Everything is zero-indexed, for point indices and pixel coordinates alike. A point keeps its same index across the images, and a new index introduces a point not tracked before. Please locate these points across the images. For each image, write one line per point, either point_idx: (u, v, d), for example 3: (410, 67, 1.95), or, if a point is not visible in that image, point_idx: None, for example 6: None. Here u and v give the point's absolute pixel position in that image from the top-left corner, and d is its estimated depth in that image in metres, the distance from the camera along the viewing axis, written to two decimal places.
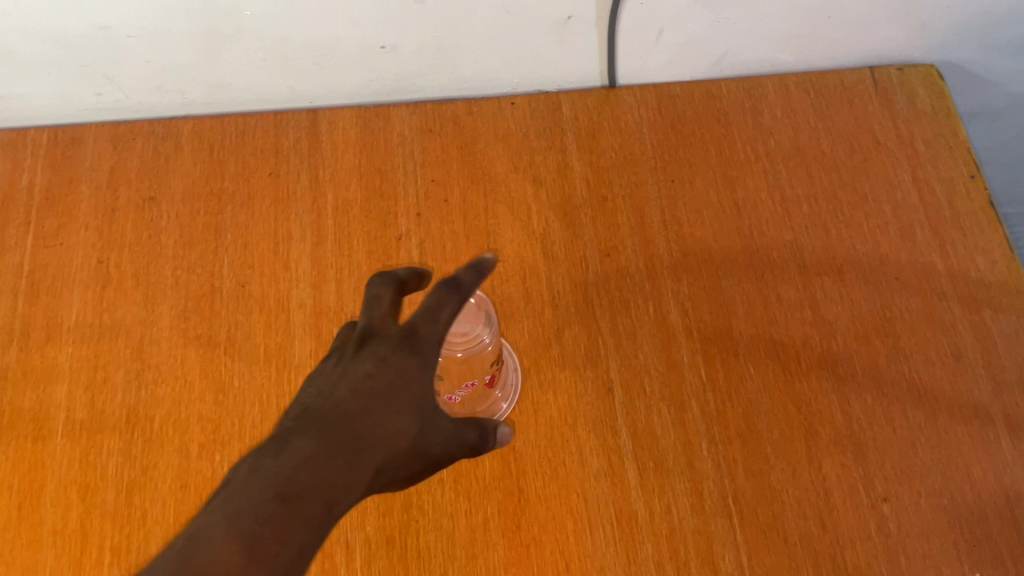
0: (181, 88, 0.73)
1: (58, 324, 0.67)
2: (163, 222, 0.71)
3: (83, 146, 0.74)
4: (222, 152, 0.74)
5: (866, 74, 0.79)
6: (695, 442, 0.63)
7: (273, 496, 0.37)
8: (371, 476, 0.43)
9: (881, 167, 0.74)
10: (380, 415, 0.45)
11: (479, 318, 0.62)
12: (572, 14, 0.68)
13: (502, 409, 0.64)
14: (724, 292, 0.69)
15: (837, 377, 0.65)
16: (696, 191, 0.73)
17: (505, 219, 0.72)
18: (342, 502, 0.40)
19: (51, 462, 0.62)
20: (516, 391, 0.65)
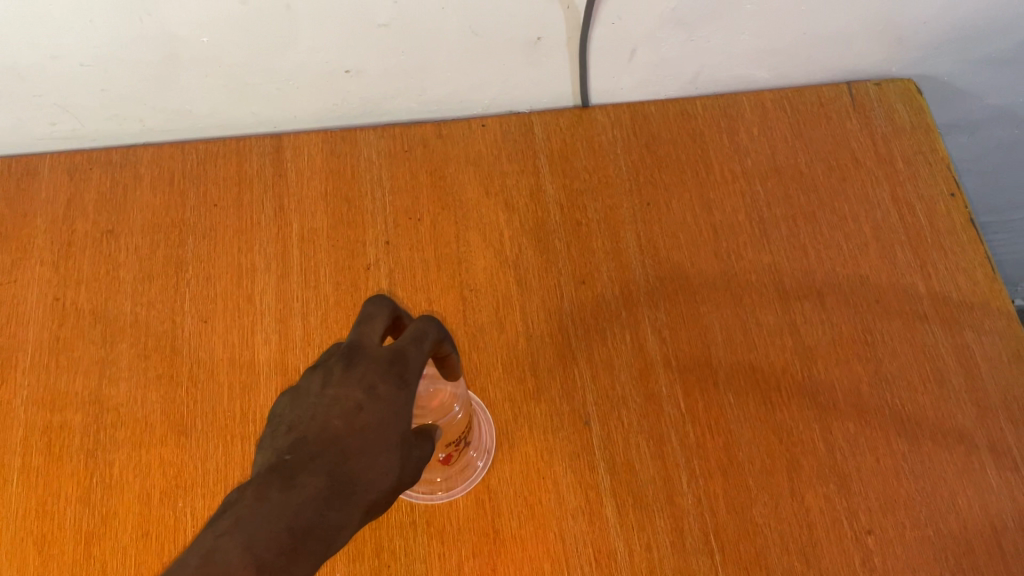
0: (139, 115, 0.70)
1: (11, 366, 0.64)
2: (122, 256, 0.68)
3: (37, 177, 0.71)
4: (183, 181, 0.71)
5: (843, 90, 0.77)
6: (675, 477, 0.61)
7: (286, 531, 0.37)
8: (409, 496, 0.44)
9: (860, 186, 0.73)
10: (378, 452, 0.42)
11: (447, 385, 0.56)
12: (541, 35, 0.66)
13: (478, 467, 0.62)
14: (702, 319, 0.67)
15: (819, 406, 0.64)
16: (672, 214, 0.71)
17: (477, 246, 0.70)
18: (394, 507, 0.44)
19: (5, 512, 0.59)
20: (491, 446, 0.62)
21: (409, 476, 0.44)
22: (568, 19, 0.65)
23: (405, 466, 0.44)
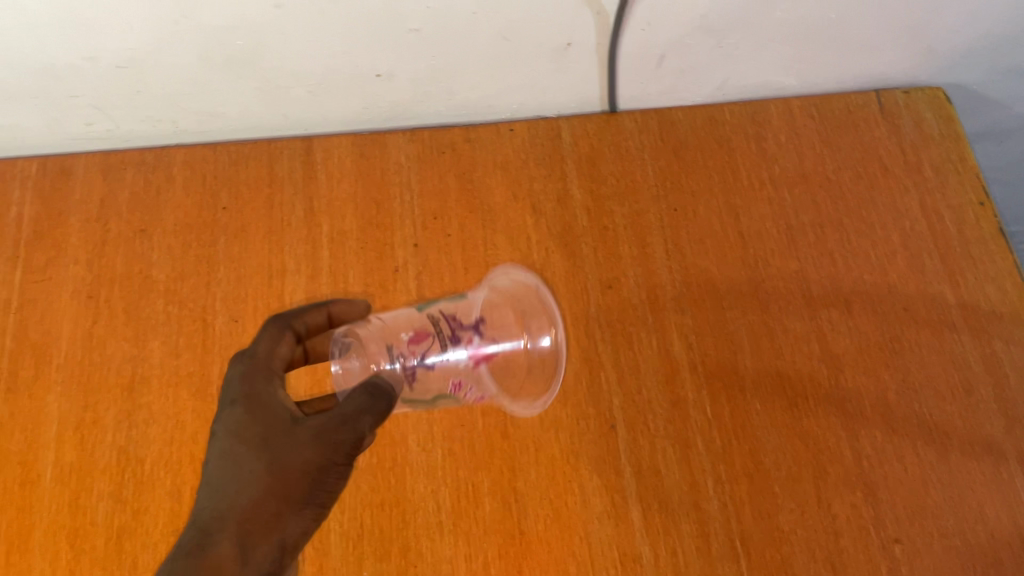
0: (172, 117, 0.71)
1: (46, 363, 0.65)
2: (155, 255, 0.69)
3: (72, 177, 0.72)
4: (215, 183, 0.72)
5: (871, 98, 0.77)
6: (701, 482, 0.61)
7: None
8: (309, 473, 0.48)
9: (888, 194, 0.73)
10: (235, 493, 0.47)
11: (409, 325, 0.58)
12: (571, 40, 0.67)
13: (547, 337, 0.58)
14: (729, 325, 0.67)
15: (845, 413, 0.64)
16: (700, 220, 0.72)
17: (504, 250, 0.70)
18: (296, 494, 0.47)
19: (39, 506, 0.60)
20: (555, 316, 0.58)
21: (292, 474, 0.47)
22: (598, 25, 0.65)
23: (289, 462, 0.48)
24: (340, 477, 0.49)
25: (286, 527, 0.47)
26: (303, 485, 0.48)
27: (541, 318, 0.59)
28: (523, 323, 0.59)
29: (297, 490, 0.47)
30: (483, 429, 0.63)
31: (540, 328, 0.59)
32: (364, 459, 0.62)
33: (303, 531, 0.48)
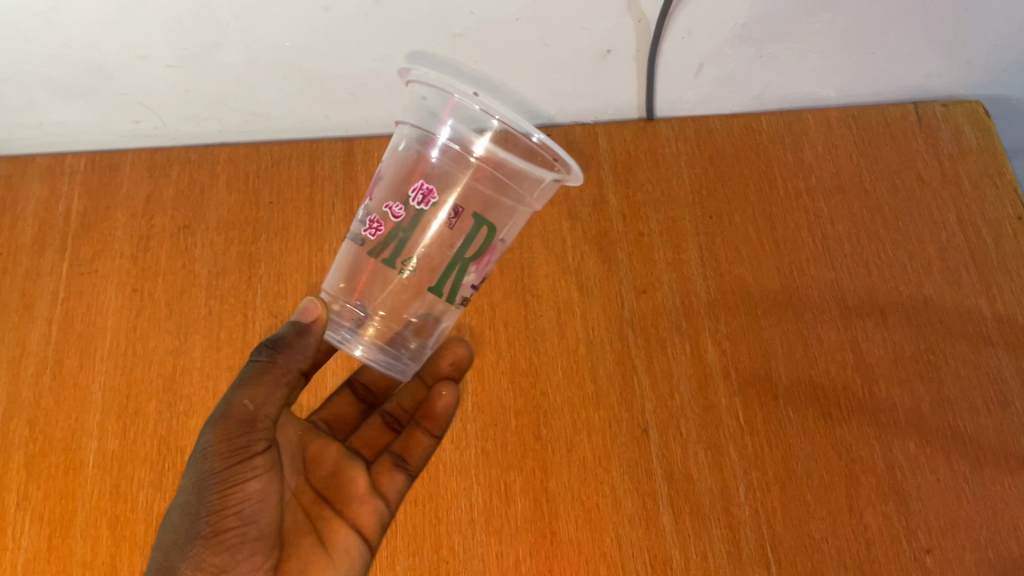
0: (218, 116, 0.72)
1: (90, 352, 0.67)
2: (198, 250, 0.71)
3: (120, 173, 0.74)
4: (257, 181, 0.74)
5: (909, 110, 0.77)
6: (732, 487, 0.62)
7: None
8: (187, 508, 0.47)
9: (925, 206, 0.73)
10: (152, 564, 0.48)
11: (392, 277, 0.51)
12: (610, 48, 0.67)
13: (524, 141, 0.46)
14: (763, 332, 0.67)
15: (878, 423, 0.64)
16: (735, 227, 0.72)
17: (540, 253, 0.71)
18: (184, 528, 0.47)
19: (81, 492, 0.62)
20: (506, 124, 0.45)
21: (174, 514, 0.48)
22: (638, 33, 0.65)
23: (176, 505, 0.48)
24: (224, 482, 0.47)
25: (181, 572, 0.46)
26: (187, 519, 0.47)
27: (428, 86, 0.47)
28: (438, 110, 0.47)
29: (184, 527, 0.47)
30: (516, 428, 0.64)
31: (443, 94, 0.47)
32: None
33: (207, 562, 0.46)
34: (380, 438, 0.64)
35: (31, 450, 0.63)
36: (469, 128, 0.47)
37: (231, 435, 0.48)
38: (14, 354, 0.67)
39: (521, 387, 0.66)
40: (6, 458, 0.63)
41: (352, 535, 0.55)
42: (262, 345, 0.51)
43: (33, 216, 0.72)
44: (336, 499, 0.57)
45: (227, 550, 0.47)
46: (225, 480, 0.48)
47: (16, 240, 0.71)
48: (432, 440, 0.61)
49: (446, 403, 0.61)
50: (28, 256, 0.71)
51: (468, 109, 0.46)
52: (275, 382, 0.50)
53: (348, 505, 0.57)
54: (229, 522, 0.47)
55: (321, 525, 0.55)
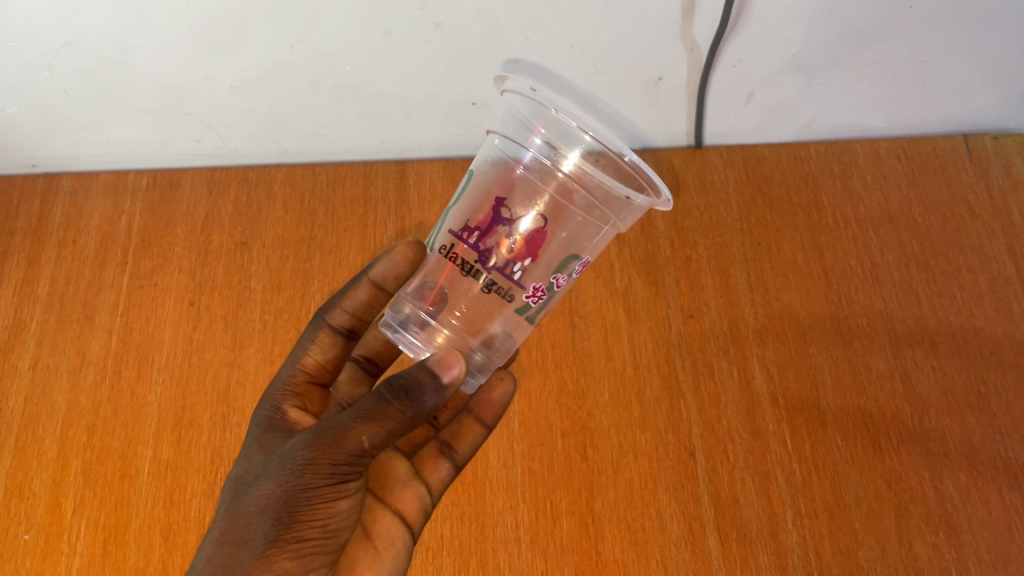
0: (276, 137, 0.74)
1: (148, 363, 0.68)
2: (253, 266, 0.72)
3: (181, 192, 0.76)
4: (313, 201, 0.76)
5: (959, 142, 0.77)
6: (780, 514, 0.61)
7: None
8: (293, 495, 0.44)
9: (975, 237, 0.72)
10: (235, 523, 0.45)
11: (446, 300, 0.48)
12: (662, 75, 0.68)
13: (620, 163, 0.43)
14: (811, 360, 0.67)
15: (928, 454, 0.63)
16: (783, 254, 0.72)
17: (588, 276, 0.72)
18: (287, 515, 0.44)
19: (136, 499, 0.63)
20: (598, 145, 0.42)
21: (272, 494, 0.44)
22: (690, 61, 0.66)
23: (253, 502, 0.45)
24: (315, 497, 0.44)
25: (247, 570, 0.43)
26: (268, 522, 0.44)
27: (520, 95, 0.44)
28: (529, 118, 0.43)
29: (260, 528, 0.44)
30: (563, 448, 0.64)
31: (538, 108, 0.43)
32: None
33: (280, 566, 0.43)
34: (417, 433, 0.62)
35: (89, 456, 0.65)
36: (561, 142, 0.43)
37: (337, 461, 0.45)
38: (75, 363, 0.69)
39: (568, 408, 0.66)
40: (64, 464, 0.64)
41: (395, 523, 0.52)
42: (396, 381, 0.46)
43: (96, 230, 0.75)
44: (375, 485, 0.54)
45: (306, 559, 0.44)
46: (319, 495, 0.45)
47: (78, 253, 0.74)
48: (484, 428, 0.59)
49: (503, 391, 0.60)
50: (90, 269, 0.73)
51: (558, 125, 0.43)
52: (397, 425, 0.46)
53: (391, 492, 0.53)
54: (311, 533, 0.44)
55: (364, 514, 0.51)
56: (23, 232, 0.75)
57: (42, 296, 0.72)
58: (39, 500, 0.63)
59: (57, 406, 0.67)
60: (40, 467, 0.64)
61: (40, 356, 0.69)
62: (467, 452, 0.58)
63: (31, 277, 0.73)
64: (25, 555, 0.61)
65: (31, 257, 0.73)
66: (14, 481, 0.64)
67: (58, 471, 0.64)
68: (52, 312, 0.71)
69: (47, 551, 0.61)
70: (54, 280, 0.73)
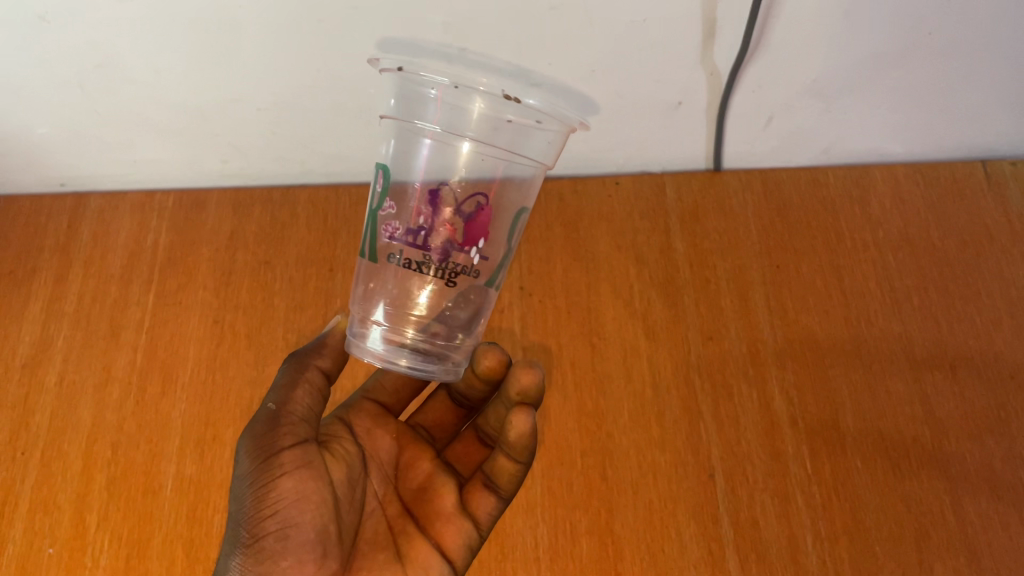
0: (301, 158, 0.76)
1: (172, 380, 0.69)
2: (277, 285, 0.74)
3: (206, 211, 0.78)
4: (336, 221, 0.77)
5: (977, 167, 0.78)
6: (799, 536, 0.61)
7: None
8: (242, 468, 0.49)
9: (993, 263, 0.73)
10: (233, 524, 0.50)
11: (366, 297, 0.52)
12: (682, 99, 0.69)
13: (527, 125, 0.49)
14: (830, 383, 0.68)
15: (949, 477, 0.63)
16: (802, 278, 0.73)
17: (607, 297, 0.73)
18: (242, 487, 0.49)
19: (159, 514, 0.63)
20: (502, 121, 0.48)
21: (234, 480, 0.50)
22: (711, 86, 0.67)
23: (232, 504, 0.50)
24: (254, 458, 0.49)
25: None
26: (232, 530, 0.48)
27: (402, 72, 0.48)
28: (417, 96, 0.49)
29: (229, 540, 0.48)
30: (583, 468, 0.65)
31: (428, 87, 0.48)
32: None
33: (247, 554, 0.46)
34: (474, 453, 0.63)
35: (113, 472, 0.65)
36: (455, 108, 0.48)
37: (254, 434, 0.50)
38: (100, 379, 0.70)
39: (588, 428, 0.66)
40: (88, 480, 0.65)
41: (435, 555, 0.55)
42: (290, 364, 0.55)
43: (124, 248, 0.76)
44: (421, 515, 0.57)
45: (269, 511, 0.47)
46: (257, 453, 0.49)
47: (105, 271, 0.75)
48: (516, 467, 0.57)
49: (519, 431, 0.55)
50: (117, 287, 0.74)
51: (451, 93, 0.48)
52: (289, 381, 0.54)
53: (434, 525, 0.56)
54: (265, 507, 0.47)
55: (402, 540, 0.55)
56: (51, 249, 0.76)
57: (69, 313, 0.73)
58: (63, 515, 0.64)
59: (82, 421, 0.68)
60: (64, 482, 0.65)
61: (66, 371, 0.70)
62: (509, 489, 0.58)
63: (58, 294, 0.74)
64: (49, 569, 0.61)
65: (58, 274, 0.75)
66: (39, 494, 0.65)
67: (82, 486, 0.65)
68: (79, 329, 0.72)
69: (71, 566, 0.62)
70: (80, 297, 0.74)
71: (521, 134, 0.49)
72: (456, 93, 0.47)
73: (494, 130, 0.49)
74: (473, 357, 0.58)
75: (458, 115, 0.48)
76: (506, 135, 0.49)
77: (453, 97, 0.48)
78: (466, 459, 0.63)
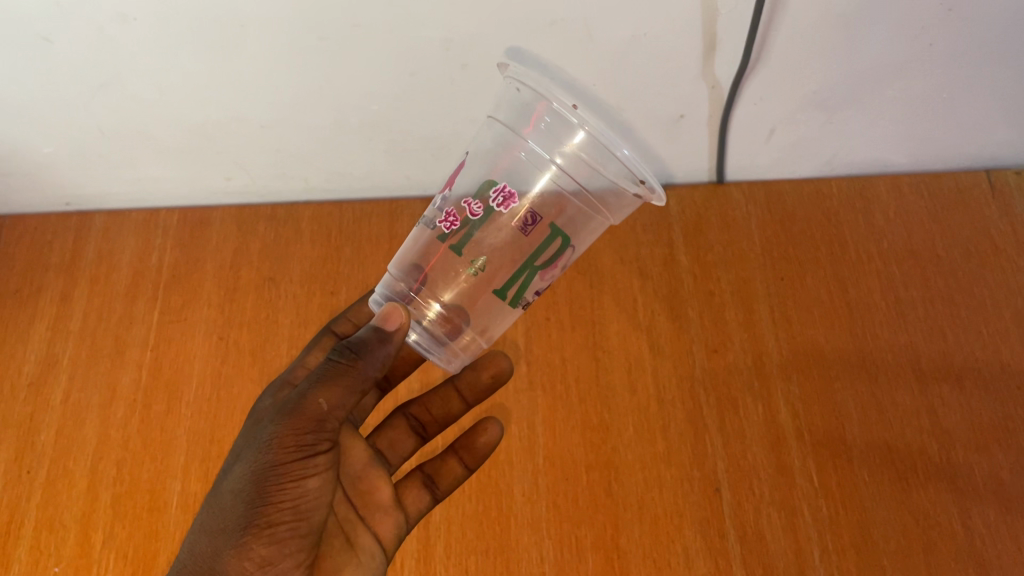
0: (305, 175, 0.76)
1: (177, 397, 0.69)
2: (281, 301, 0.74)
3: (211, 228, 0.78)
4: (340, 237, 0.77)
5: (981, 177, 0.77)
6: (807, 550, 0.61)
7: None
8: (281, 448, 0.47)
9: (999, 273, 0.72)
10: (233, 482, 0.47)
11: (411, 271, 0.51)
12: (683, 113, 0.69)
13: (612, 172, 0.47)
14: (836, 395, 0.67)
15: (957, 490, 0.62)
16: (806, 289, 0.73)
17: (611, 310, 0.72)
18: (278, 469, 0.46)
19: (164, 533, 0.63)
20: (590, 159, 0.47)
21: (261, 453, 0.47)
22: (712, 99, 0.67)
23: (241, 467, 0.47)
24: (297, 453, 0.47)
25: (225, 562, 0.45)
26: (241, 508, 0.46)
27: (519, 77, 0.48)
28: (527, 108, 0.48)
29: (234, 515, 0.46)
30: (588, 483, 0.64)
31: (537, 100, 0.47)
32: (470, 507, 0.64)
33: (257, 553, 0.45)
34: (407, 444, 0.65)
35: (118, 490, 0.65)
36: (560, 131, 0.47)
37: (299, 432, 0.47)
38: (105, 398, 0.70)
39: (592, 443, 0.66)
40: (93, 498, 0.65)
41: (373, 543, 0.56)
42: (341, 346, 0.50)
43: (129, 266, 0.76)
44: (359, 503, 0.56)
45: (296, 511, 0.47)
46: (301, 451, 0.47)
47: (110, 288, 0.75)
48: (464, 471, 0.62)
49: (489, 438, 0.63)
50: (122, 305, 0.74)
51: (557, 117, 0.47)
52: (349, 385, 0.49)
53: (372, 514, 0.57)
54: (282, 516, 0.46)
55: (348, 528, 0.54)
56: (56, 268, 0.76)
57: (74, 331, 0.73)
58: (69, 534, 0.64)
59: (88, 440, 0.68)
60: (69, 500, 0.65)
61: (72, 390, 0.70)
62: (448, 489, 0.62)
63: (63, 312, 0.74)
64: None
65: (64, 293, 0.75)
66: (45, 513, 0.65)
67: (87, 504, 0.65)
68: (84, 347, 0.72)
69: None
70: (85, 316, 0.74)
71: (600, 177, 0.47)
72: (567, 117, 0.46)
73: (576, 166, 0.47)
74: (482, 363, 0.65)
75: (552, 139, 0.47)
76: (587, 174, 0.47)
77: (556, 119, 0.47)
78: (396, 447, 0.65)
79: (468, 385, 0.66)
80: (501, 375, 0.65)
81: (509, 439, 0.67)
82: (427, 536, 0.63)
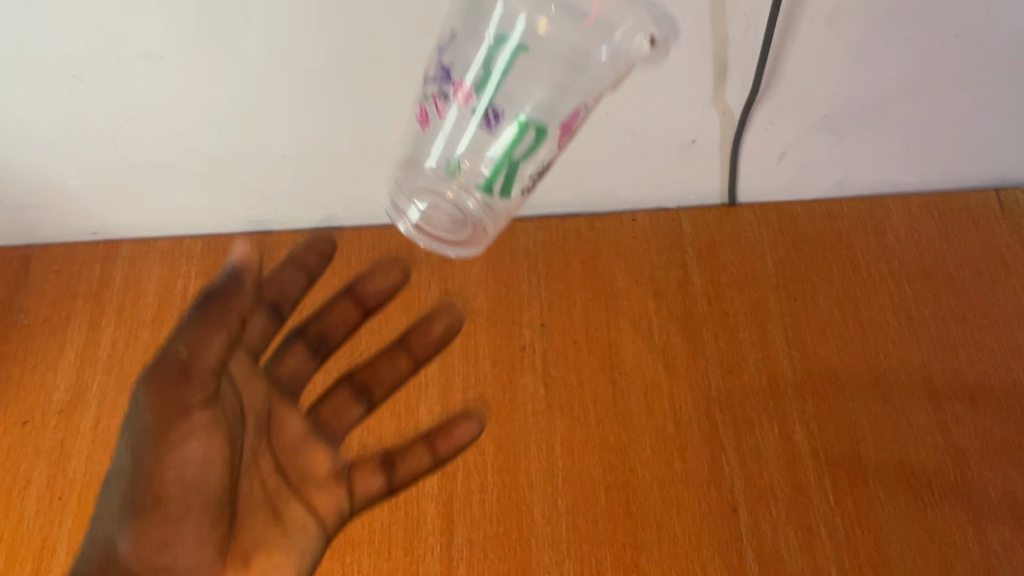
0: (325, 203, 0.78)
1: None
2: None
3: (234, 255, 0.80)
4: (359, 263, 0.79)
5: (990, 196, 0.78)
6: (824, 569, 0.62)
7: (114, 507, 0.49)
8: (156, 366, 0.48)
9: (1010, 291, 0.73)
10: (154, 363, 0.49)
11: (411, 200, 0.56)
12: (696, 138, 0.70)
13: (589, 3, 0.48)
14: (850, 414, 0.68)
15: (972, 508, 0.63)
16: (819, 309, 0.74)
17: (627, 332, 0.74)
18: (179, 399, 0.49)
19: None
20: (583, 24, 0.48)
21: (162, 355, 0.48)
22: (723, 125, 0.69)
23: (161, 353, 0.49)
24: (196, 368, 0.49)
25: (146, 459, 0.49)
26: (145, 411, 0.48)
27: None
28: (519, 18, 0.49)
29: (150, 414, 0.48)
30: (607, 504, 0.66)
31: None
32: (492, 529, 0.65)
33: (170, 460, 0.49)
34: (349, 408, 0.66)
35: None
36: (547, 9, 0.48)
37: (194, 343, 0.48)
38: None
39: (610, 464, 0.67)
40: None
41: (307, 516, 0.58)
42: (200, 298, 0.50)
43: (154, 294, 0.78)
44: (297, 479, 0.59)
45: (185, 426, 0.49)
46: (186, 387, 0.49)
47: (137, 316, 0.77)
48: (431, 461, 0.66)
49: (465, 434, 0.68)
50: (148, 332, 0.76)
51: None
52: (212, 332, 0.49)
53: (309, 490, 0.59)
54: (172, 407, 0.48)
55: (280, 505, 0.57)
56: (84, 297, 0.78)
57: (102, 359, 0.75)
58: None
59: None
60: None
61: (101, 417, 0.72)
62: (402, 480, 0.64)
63: (91, 341, 0.76)
64: None
65: (91, 321, 0.77)
66: (77, 538, 0.66)
67: None
68: (113, 374, 0.74)
69: None
70: (113, 344, 0.76)
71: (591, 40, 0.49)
72: None
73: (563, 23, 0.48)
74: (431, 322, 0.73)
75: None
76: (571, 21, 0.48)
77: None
78: (340, 416, 0.65)
79: (417, 344, 0.70)
80: (450, 329, 0.73)
81: (529, 460, 0.68)
82: (450, 559, 0.64)
